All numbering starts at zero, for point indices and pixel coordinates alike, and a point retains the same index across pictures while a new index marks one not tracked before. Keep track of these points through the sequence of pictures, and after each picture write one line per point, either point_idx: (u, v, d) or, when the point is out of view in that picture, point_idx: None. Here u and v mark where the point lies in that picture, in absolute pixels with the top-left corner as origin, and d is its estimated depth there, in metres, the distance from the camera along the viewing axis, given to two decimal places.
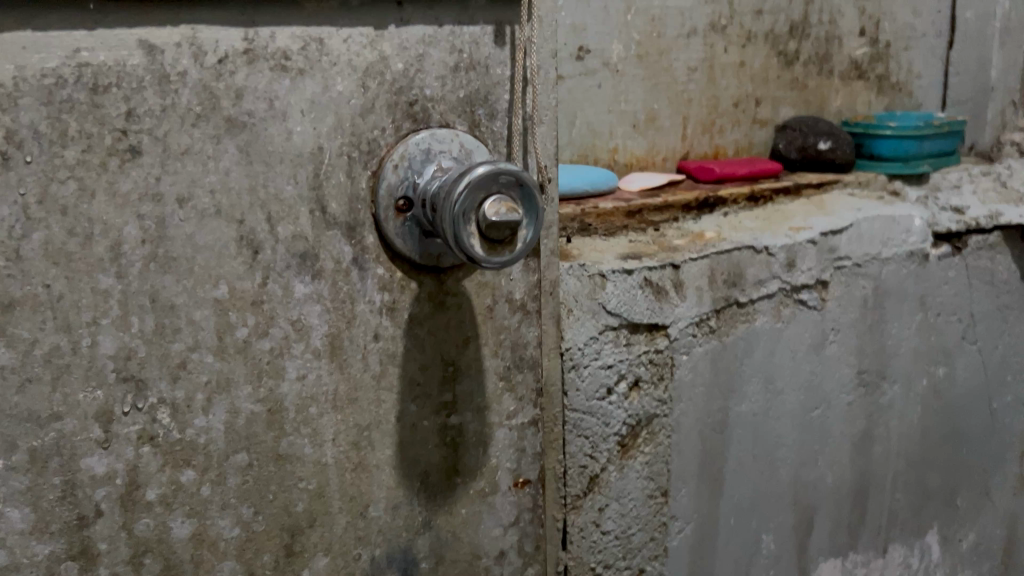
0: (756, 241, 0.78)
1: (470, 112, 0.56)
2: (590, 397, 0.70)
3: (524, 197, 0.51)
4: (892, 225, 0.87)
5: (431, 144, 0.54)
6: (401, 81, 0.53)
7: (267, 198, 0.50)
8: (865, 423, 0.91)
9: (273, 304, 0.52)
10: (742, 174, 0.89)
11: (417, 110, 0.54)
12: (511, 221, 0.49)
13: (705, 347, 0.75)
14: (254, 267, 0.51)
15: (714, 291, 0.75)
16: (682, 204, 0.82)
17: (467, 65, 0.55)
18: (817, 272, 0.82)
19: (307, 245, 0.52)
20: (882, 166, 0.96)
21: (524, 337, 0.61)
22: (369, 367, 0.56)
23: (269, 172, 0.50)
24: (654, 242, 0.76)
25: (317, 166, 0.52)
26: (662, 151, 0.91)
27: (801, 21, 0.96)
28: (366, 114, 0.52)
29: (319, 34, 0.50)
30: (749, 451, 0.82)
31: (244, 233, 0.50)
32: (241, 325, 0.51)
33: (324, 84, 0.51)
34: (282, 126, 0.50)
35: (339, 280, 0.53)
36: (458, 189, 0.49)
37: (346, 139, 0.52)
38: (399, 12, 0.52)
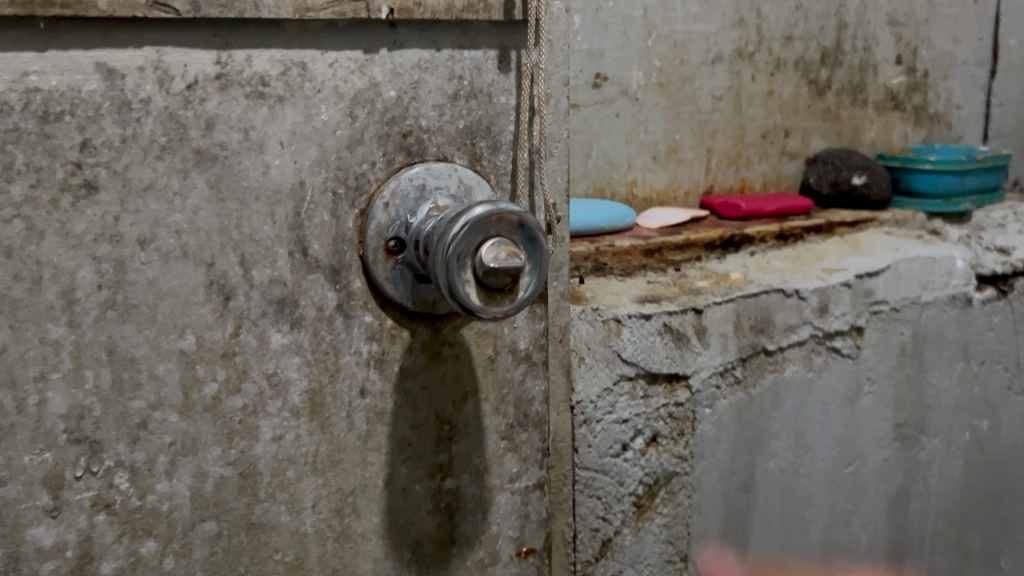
0: (786, 284, 0.72)
1: (471, 144, 0.51)
2: (603, 454, 0.64)
3: (528, 239, 0.46)
4: (932, 266, 0.81)
5: (426, 180, 0.49)
6: (393, 111, 0.48)
7: (241, 239, 0.45)
8: (903, 481, 0.84)
9: (246, 357, 0.47)
10: (770, 210, 0.84)
11: (411, 142, 0.49)
12: (511, 268, 0.44)
13: (730, 400, 0.69)
14: (225, 316, 0.46)
15: (740, 338, 0.69)
16: (705, 242, 0.76)
17: (468, 93, 0.50)
18: (851, 318, 0.75)
19: (286, 290, 0.47)
20: (920, 203, 0.90)
21: (528, 391, 0.56)
22: (355, 427, 0.50)
23: (244, 211, 0.45)
24: (674, 284, 0.70)
25: (298, 204, 0.46)
26: (684, 185, 0.86)
27: (834, 49, 0.91)
28: (354, 145, 0.47)
29: (301, 58, 0.45)
30: (776, 512, 0.75)
31: (214, 278, 0.45)
32: (210, 380, 0.46)
33: (306, 113, 0.46)
34: (258, 159, 0.45)
35: (321, 330, 0.48)
36: (452, 230, 0.44)
37: (331, 174, 0.47)
38: (392, 35, 0.47)
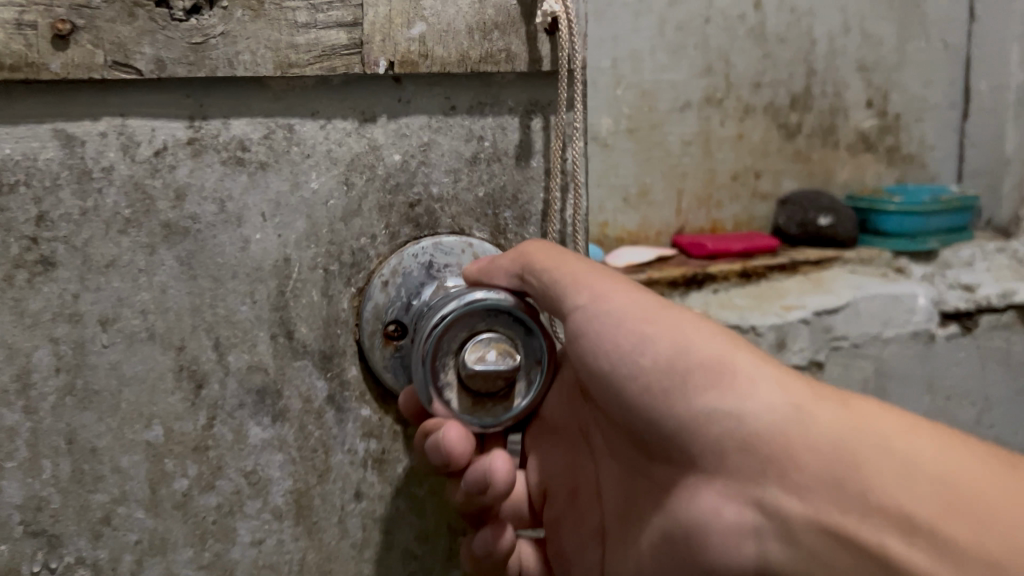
0: (741, 321, 0.77)
1: (493, 215, 0.49)
2: None
3: (515, 335, 0.42)
4: (892, 303, 0.85)
5: (434, 256, 0.47)
6: (397, 177, 0.47)
7: (216, 320, 0.45)
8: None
9: (221, 451, 0.46)
10: (736, 249, 0.84)
11: (419, 212, 0.47)
12: (493, 373, 0.40)
13: None
14: (197, 405, 0.45)
15: None
16: (670, 281, 0.78)
17: (489, 155, 0.48)
18: (808, 352, 0.81)
19: (267, 378, 0.46)
20: (886, 243, 0.91)
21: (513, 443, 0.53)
22: (348, 533, 0.48)
23: (219, 290, 0.44)
24: None
25: (282, 282, 0.45)
26: (655, 226, 0.85)
27: (803, 94, 0.90)
28: (350, 217, 0.46)
29: (288, 122, 0.44)
30: None
31: (185, 363, 0.44)
32: (180, 475, 0.45)
33: (293, 181, 0.45)
34: (236, 233, 0.44)
35: (309, 424, 0.47)
36: (428, 324, 0.40)
37: (322, 249, 0.46)
38: (396, 91, 0.46)
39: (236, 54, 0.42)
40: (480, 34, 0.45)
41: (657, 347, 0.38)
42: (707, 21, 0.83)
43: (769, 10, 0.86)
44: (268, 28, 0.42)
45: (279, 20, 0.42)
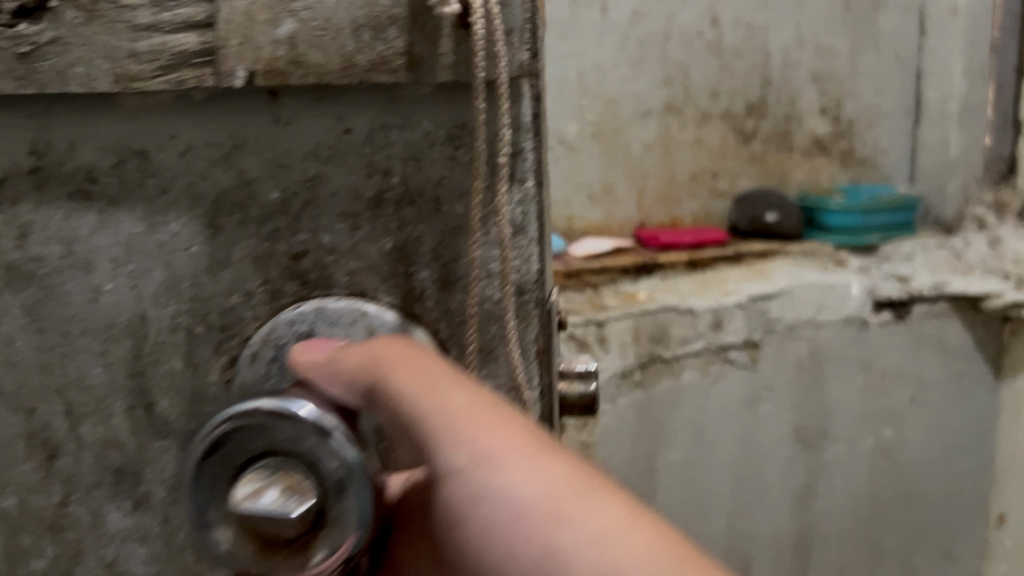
0: (682, 303, 0.84)
1: (406, 274, 0.41)
2: None
3: (333, 486, 0.32)
4: (828, 292, 0.92)
5: (317, 325, 0.40)
6: (278, 215, 0.39)
7: (65, 382, 0.40)
8: (801, 475, 0.98)
9: (80, 535, 0.41)
10: (686, 242, 0.93)
11: (309, 272, 0.40)
12: (261, 521, 0.31)
13: (629, 398, 0.84)
14: (49, 478, 0.41)
15: (638, 347, 0.82)
16: (622, 268, 0.86)
17: (397, 196, 0.40)
18: (744, 333, 0.88)
19: (122, 456, 0.40)
20: (830, 236, 0.99)
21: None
22: None
23: (69, 349, 0.39)
24: (588, 302, 0.81)
25: (137, 345, 0.40)
26: (618, 220, 0.93)
27: (759, 103, 0.98)
28: (218, 269, 0.39)
29: (141, 146, 0.38)
30: (679, 499, 0.91)
31: (36, 429, 0.40)
32: (38, 554, 0.41)
33: (148, 223, 0.39)
34: (84, 280, 0.39)
35: (175, 514, 0.41)
36: (214, 418, 0.32)
37: (184, 306, 0.40)
38: (272, 109, 0.39)
39: (69, 66, 0.36)
40: (371, 32, 0.37)
41: (496, 492, 0.30)
42: (667, 37, 0.90)
43: (725, 27, 0.93)
44: (104, 33, 0.35)
45: (117, 22, 0.35)
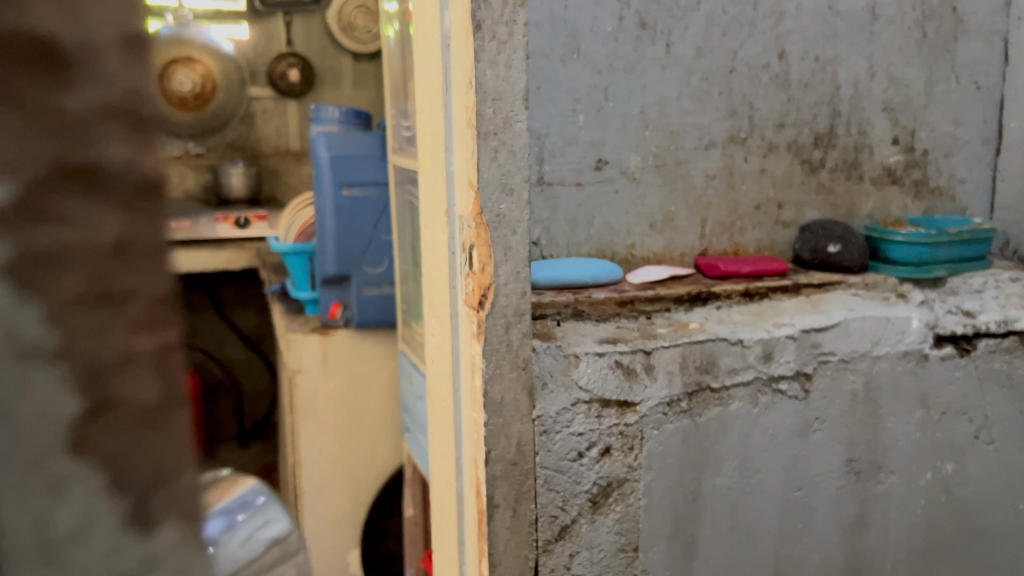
0: (731, 334, 0.90)
1: None
2: (561, 457, 0.84)
3: None
4: (885, 325, 0.95)
5: None
6: None
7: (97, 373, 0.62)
8: (860, 514, 0.99)
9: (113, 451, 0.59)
10: (745, 272, 1.00)
11: None
12: None
13: (675, 424, 0.88)
14: None
15: (685, 376, 0.88)
16: (675, 296, 0.94)
17: None
18: (796, 365, 0.92)
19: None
20: (893, 269, 1.03)
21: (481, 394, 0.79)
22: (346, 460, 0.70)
23: None
24: (638, 329, 0.90)
25: None
26: (680, 246, 1.04)
27: (827, 133, 1.06)
28: None
29: None
30: (725, 521, 0.93)
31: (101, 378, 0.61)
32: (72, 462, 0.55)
33: None
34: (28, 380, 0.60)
35: None
36: None
37: None
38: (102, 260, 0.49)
39: None
40: None
41: None
42: (731, 71, 1.01)
43: (792, 59, 1.03)
44: None
45: None
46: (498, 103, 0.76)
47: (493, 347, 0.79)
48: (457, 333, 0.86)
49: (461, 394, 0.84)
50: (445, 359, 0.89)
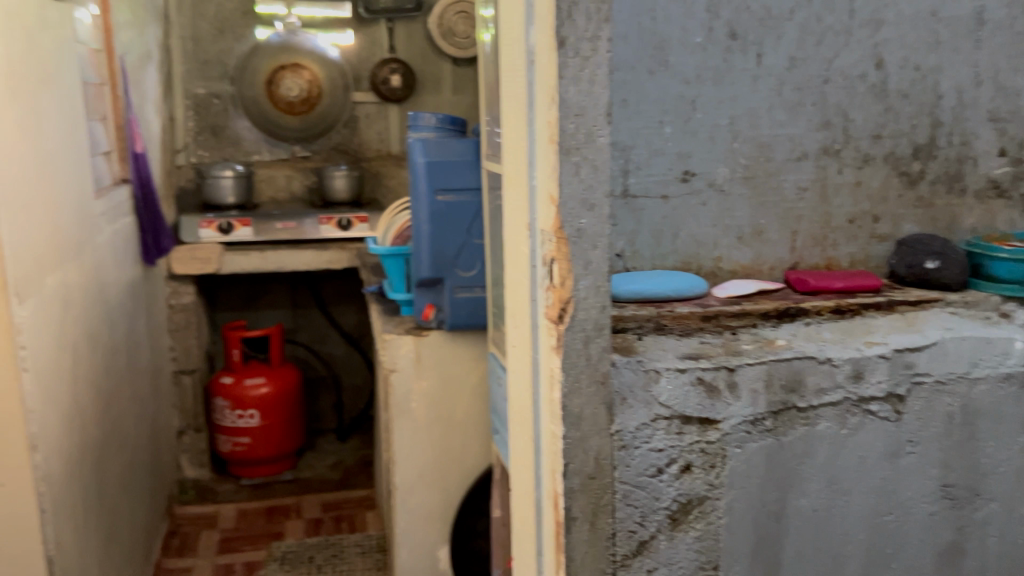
0: (820, 354, 1.11)
1: None
2: (640, 474, 1.05)
3: None
4: (982, 346, 1.17)
5: None
6: None
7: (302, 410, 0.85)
8: (899, 533, 1.18)
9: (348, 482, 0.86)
10: (836, 288, 1.25)
11: None
12: None
13: (759, 441, 1.09)
14: None
15: (771, 394, 1.09)
16: (761, 313, 1.20)
17: None
18: (887, 386, 1.13)
19: None
20: (997, 286, 1.27)
21: (560, 406, 0.97)
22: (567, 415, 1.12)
23: None
24: (723, 344, 1.13)
25: None
26: (770, 262, 1.40)
27: None
28: None
29: None
30: (811, 541, 1.14)
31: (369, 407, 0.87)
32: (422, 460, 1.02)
33: None
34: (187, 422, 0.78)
35: None
36: None
37: None
38: None
39: None
40: None
41: None
42: None
43: None
44: None
45: None
46: (580, 118, 0.90)
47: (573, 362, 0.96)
48: (536, 348, 1.01)
49: (542, 415, 1.02)
50: (529, 374, 1.05)
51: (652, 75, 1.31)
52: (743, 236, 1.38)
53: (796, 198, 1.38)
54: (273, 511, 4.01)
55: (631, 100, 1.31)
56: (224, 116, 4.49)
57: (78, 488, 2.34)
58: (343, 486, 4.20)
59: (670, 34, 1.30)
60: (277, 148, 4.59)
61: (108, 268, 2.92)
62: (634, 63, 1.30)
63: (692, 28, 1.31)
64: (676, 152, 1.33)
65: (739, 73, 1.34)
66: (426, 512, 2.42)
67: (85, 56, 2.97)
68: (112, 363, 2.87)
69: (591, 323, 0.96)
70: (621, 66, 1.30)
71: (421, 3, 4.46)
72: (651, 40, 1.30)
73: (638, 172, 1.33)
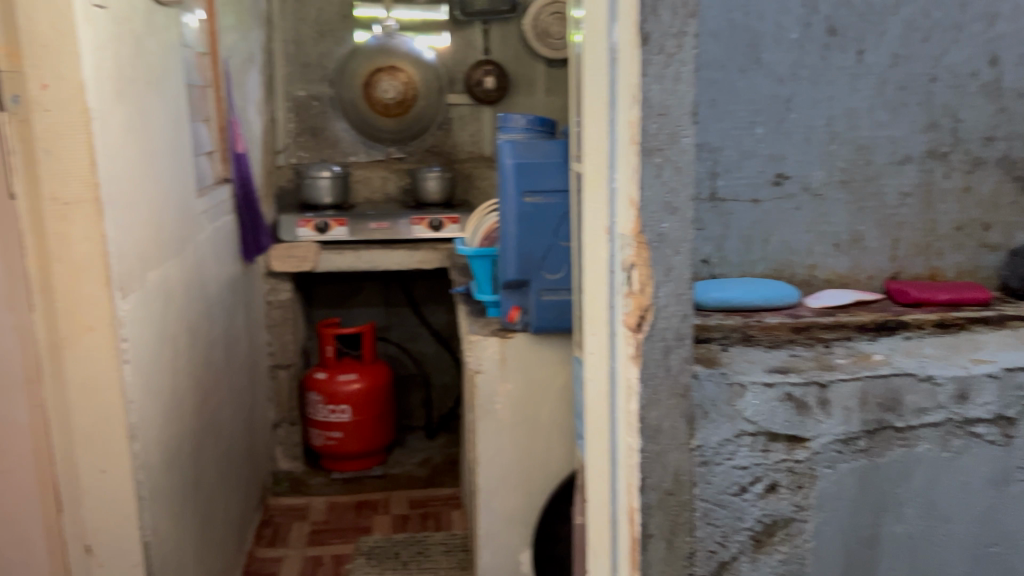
0: (918, 372, 1.06)
1: None
2: (722, 491, 1.04)
3: None
4: None
5: None
6: None
7: None
8: (1006, 564, 1.13)
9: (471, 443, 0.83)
10: (938, 299, 1.24)
11: None
12: None
13: (851, 462, 1.06)
14: None
15: (865, 412, 1.05)
16: (858, 325, 1.18)
17: None
18: (994, 407, 1.07)
19: None
20: None
21: (637, 418, 0.94)
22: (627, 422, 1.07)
23: None
24: (812, 358, 1.11)
25: None
26: (868, 270, 1.35)
27: None
28: None
29: None
30: (905, 566, 1.11)
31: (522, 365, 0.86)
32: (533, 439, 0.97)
33: None
34: None
35: None
36: None
37: None
38: None
39: None
40: None
41: None
42: None
43: None
44: None
45: None
46: (664, 117, 0.87)
47: (653, 372, 0.93)
48: (615, 356, 0.99)
49: (619, 425, 0.99)
50: (606, 382, 1.02)
51: (744, 73, 1.27)
52: (839, 244, 1.33)
53: (898, 204, 1.33)
54: (362, 505, 4.06)
55: (720, 99, 1.27)
56: (323, 119, 4.61)
57: (176, 477, 2.41)
58: (431, 484, 4.23)
59: (763, 30, 1.27)
60: (372, 149, 4.67)
61: (208, 264, 3.02)
62: (724, 61, 1.27)
63: (787, 25, 1.27)
64: (769, 154, 1.29)
65: (838, 72, 1.29)
66: (510, 514, 2.41)
67: (191, 59, 3.11)
68: (211, 357, 2.96)
69: (671, 331, 0.92)
70: (712, 66, 1.26)
71: (516, 4, 4.45)
72: (744, 37, 1.26)
73: (728, 174, 1.29)
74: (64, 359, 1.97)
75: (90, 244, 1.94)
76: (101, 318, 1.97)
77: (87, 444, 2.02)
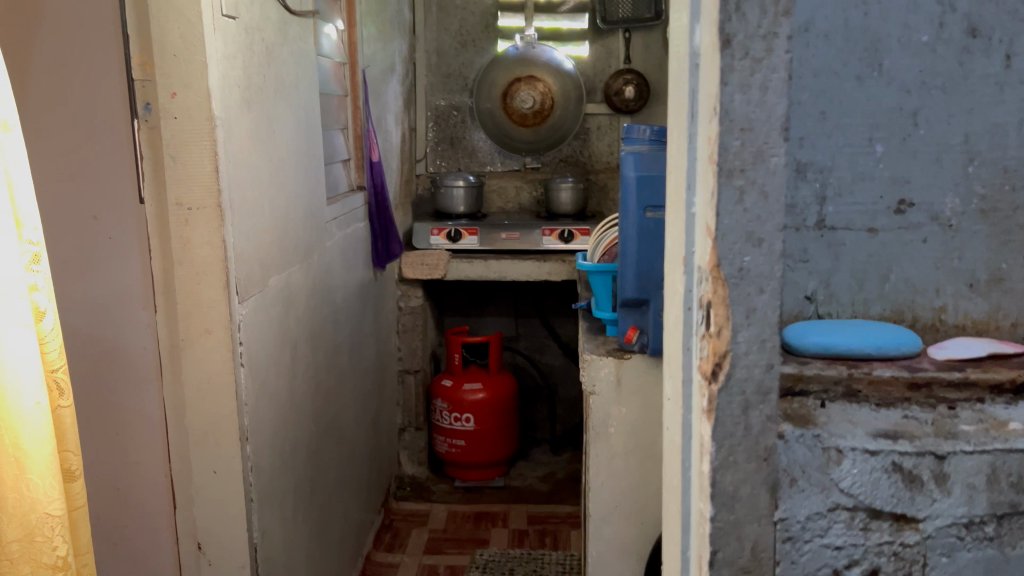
0: None
1: None
2: (816, 569, 1.02)
3: None
4: None
5: None
6: None
7: None
8: None
9: None
10: None
11: None
12: None
13: (971, 549, 1.02)
14: None
15: (992, 491, 1.00)
16: (988, 384, 1.08)
17: None
18: None
19: None
20: None
21: (710, 481, 0.96)
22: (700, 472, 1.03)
23: None
24: (930, 422, 1.03)
25: None
26: (1009, 316, 1.23)
27: None
28: None
29: None
30: None
31: None
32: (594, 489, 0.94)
33: None
34: None
35: None
36: None
37: None
38: None
39: None
40: None
41: None
42: None
43: None
44: None
45: None
46: (747, 133, 0.88)
47: (728, 431, 0.94)
48: (690, 410, 1.01)
49: (692, 490, 1.01)
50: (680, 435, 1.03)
51: (862, 81, 1.19)
52: (975, 285, 1.22)
53: None
54: (481, 517, 4.00)
55: (832, 111, 1.20)
56: (462, 129, 4.62)
57: (289, 480, 2.44)
58: (551, 500, 4.13)
59: (888, 32, 1.18)
60: (509, 159, 4.64)
61: (336, 270, 3.06)
62: (838, 68, 1.19)
63: (916, 25, 1.18)
64: (890, 176, 1.20)
65: (978, 81, 1.18)
66: (622, 545, 2.27)
67: (328, 69, 3.15)
68: (334, 362, 2.99)
69: (752, 385, 0.94)
70: (825, 72, 1.19)
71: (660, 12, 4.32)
72: (863, 38, 1.19)
73: (839, 199, 1.22)
74: (182, 362, 2.03)
75: (210, 249, 1.98)
76: (217, 321, 2.01)
77: (201, 446, 2.08)
